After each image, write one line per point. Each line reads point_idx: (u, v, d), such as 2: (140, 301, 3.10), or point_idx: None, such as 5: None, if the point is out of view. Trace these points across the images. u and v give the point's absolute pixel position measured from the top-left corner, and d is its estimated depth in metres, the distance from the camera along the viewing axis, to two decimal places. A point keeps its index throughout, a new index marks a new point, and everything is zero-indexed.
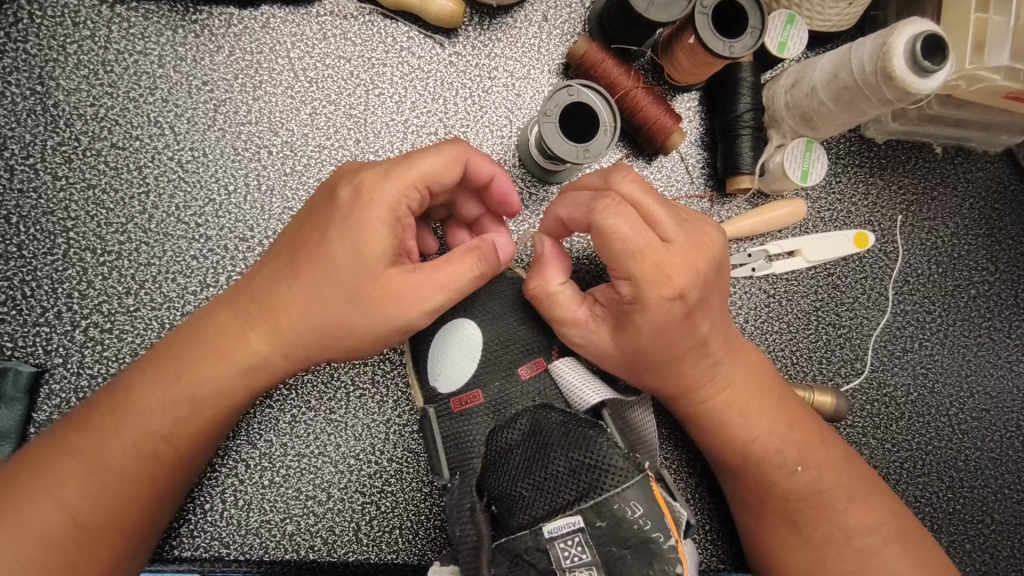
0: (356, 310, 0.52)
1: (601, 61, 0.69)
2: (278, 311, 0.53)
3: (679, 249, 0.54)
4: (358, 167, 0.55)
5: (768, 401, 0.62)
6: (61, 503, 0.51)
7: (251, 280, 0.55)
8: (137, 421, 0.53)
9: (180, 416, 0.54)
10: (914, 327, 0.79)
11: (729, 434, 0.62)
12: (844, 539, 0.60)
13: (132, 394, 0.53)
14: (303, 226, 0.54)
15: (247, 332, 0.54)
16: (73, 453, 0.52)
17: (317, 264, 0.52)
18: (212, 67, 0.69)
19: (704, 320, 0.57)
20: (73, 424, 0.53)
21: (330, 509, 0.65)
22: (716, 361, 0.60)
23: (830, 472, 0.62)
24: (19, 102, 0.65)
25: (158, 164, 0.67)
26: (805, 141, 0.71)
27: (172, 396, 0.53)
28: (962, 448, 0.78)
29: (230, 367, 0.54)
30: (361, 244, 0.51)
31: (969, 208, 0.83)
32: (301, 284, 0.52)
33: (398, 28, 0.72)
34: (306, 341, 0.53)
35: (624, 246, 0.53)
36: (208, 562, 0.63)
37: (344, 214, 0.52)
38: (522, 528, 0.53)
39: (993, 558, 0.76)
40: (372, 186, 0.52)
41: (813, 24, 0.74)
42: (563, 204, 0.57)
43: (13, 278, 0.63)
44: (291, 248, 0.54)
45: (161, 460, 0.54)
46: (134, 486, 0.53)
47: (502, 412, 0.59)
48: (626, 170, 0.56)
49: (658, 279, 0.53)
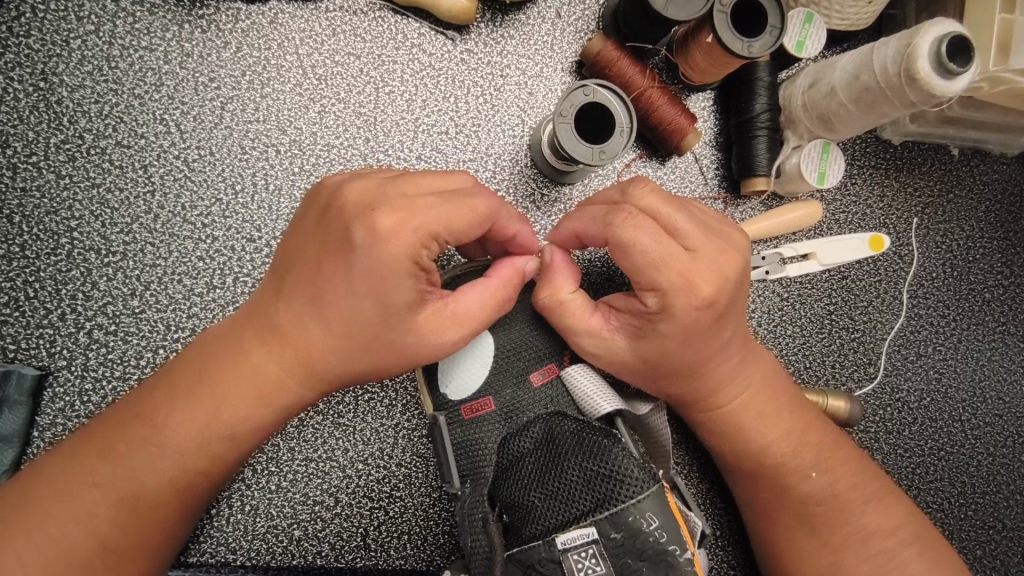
0: (386, 350, 0.50)
1: (616, 60, 0.68)
2: (300, 341, 0.51)
3: (704, 258, 0.53)
4: (379, 194, 0.49)
5: (785, 405, 0.61)
6: (90, 527, 0.50)
7: (269, 308, 0.52)
8: (170, 458, 0.51)
9: (214, 452, 0.52)
10: (929, 331, 0.78)
11: (745, 439, 0.61)
12: (860, 542, 0.59)
13: (161, 426, 0.51)
14: (322, 257, 0.50)
15: (274, 368, 0.52)
16: (101, 484, 0.50)
17: (342, 304, 0.49)
18: (219, 63, 0.67)
19: (727, 326, 0.56)
20: (94, 446, 0.51)
21: (337, 514, 0.64)
22: (734, 365, 0.59)
23: (846, 475, 0.61)
24: (21, 98, 0.64)
25: (164, 163, 0.65)
26: (822, 142, 0.70)
27: (204, 434, 0.52)
28: (975, 454, 0.77)
29: (262, 406, 0.52)
30: (390, 285, 0.48)
31: (985, 210, 0.81)
32: (328, 322, 0.50)
33: (409, 24, 0.71)
34: (332, 376, 0.52)
35: (646, 258, 0.52)
36: (214, 568, 0.62)
37: (369, 259, 0.48)
38: (535, 539, 0.52)
39: (1004, 564, 0.75)
40: (400, 229, 0.48)
41: (830, 23, 0.73)
42: (578, 218, 0.57)
43: (16, 278, 0.62)
44: (310, 279, 0.50)
45: (191, 490, 0.53)
46: (167, 514, 0.52)
47: (513, 420, 0.58)
48: (643, 182, 0.55)
49: (683, 290, 0.52)
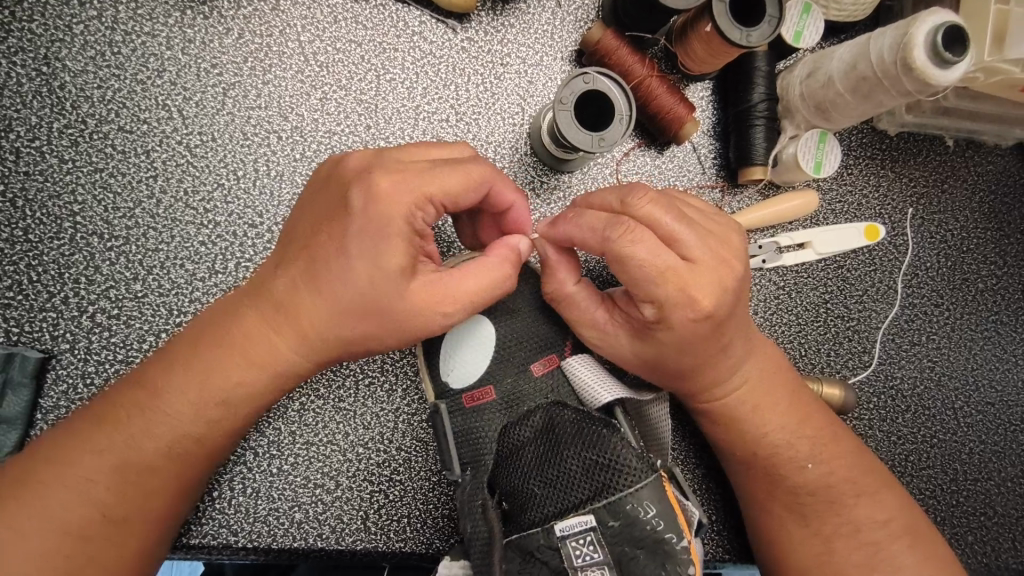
0: (381, 319, 0.50)
1: (616, 49, 0.68)
2: (296, 312, 0.51)
3: (705, 268, 0.54)
4: (373, 165, 0.51)
5: (783, 400, 0.62)
6: (87, 496, 0.50)
7: (266, 278, 0.53)
8: (163, 422, 0.52)
9: (208, 417, 0.53)
10: (922, 320, 0.79)
11: (741, 431, 0.62)
12: (851, 532, 0.60)
13: (158, 393, 0.52)
14: (318, 225, 0.51)
15: (270, 336, 0.52)
16: (99, 452, 0.51)
17: (338, 273, 0.50)
18: (221, 49, 0.68)
19: (729, 329, 0.57)
20: (94, 419, 0.52)
21: (338, 497, 0.65)
22: (735, 360, 0.60)
23: (839, 467, 0.62)
24: (24, 82, 0.64)
25: (166, 148, 0.66)
26: (820, 132, 0.72)
27: (200, 399, 0.53)
28: (967, 441, 0.78)
29: (256, 374, 0.53)
30: (381, 248, 0.49)
31: (979, 201, 0.82)
32: (322, 292, 0.50)
33: (410, 12, 0.71)
34: (329, 347, 0.52)
35: (645, 271, 0.52)
36: (216, 549, 0.63)
37: (362, 225, 0.49)
38: (534, 525, 0.53)
39: (995, 550, 0.76)
40: (394, 188, 0.50)
41: (828, 14, 0.74)
42: (574, 222, 0.56)
43: (19, 262, 0.62)
44: (306, 248, 0.51)
45: (188, 457, 0.54)
46: (163, 483, 0.53)
47: (515, 408, 0.60)
48: (642, 190, 0.55)
49: (683, 302, 0.53)
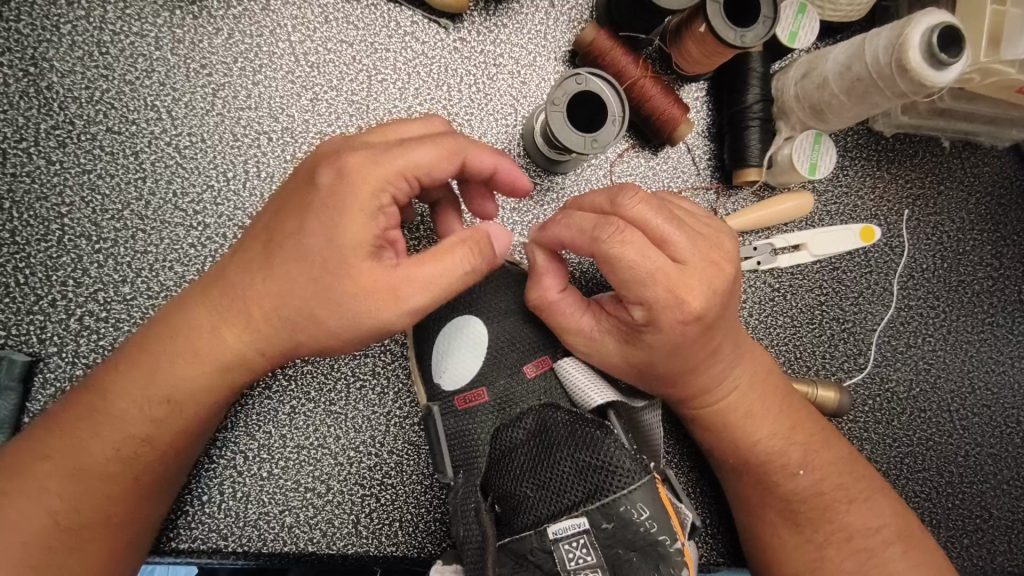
0: (331, 307, 0.49)
1: (610, 49, 0.67)
2: (250, 306, 0.50)
3: (694, 270, 0.53)
4: (338, 151, 0.51)
5: (776, 406, 0.62)
6: (43, 504, 0.50)
7: (221, 271, 0.52)
8: (115, 425, 0.52)
9: (158, 417, 0.52)
10: (918, 322, 0.79)
11: (731, 437, 0.61)
12: (843, 540, 0.59)
13: (107, 394, 0.52)
14: (278, 216, 0.51)
15: (217, 329, 0.51)
16: (51, 457, 0.51)
17: (293, 260, 0.49)
18: (210, 50, 0.67)
19: (719, 333, 0.56)
20: (49, 425, 0.52)
21: (329, 501, 0.64)
22: (726, 366, 0.59)
23: (833, 475, 0.61)
24: (11, 83, 0.63)
25: (155, 149, 0.65)
26: (815, 133, 0.71)
27: (147, 396, 0.52)
28: (963, 444, 0.78)
29: (206, 371, 0.52)
30: (339, 238, 0.48)
31: (975, 203, 0.82)
32: (276, 284, 0.50)
33: (402, 13, 0.71)
34: (280, 337, 0.51)
35: (635, 273, 0.52)
36: (206, 554, 0.62)
37: (321, 211, 0.49)
38: (526, 529, 0.53)
39: (991, 553, 0.76)
40: (361, 173, 0.49)
41: (824, 14, 0.73)
42: (563, 222, 0.56)
43: (6, 265, 0.61)
44: (263, 240, 0.51)
45: (143, 461, 0.53)
46: (120, 487, 0.52)
47: (507, 410, 0.59)
48: (634, 191, 0.55)
49: (672, 305, 0.52)
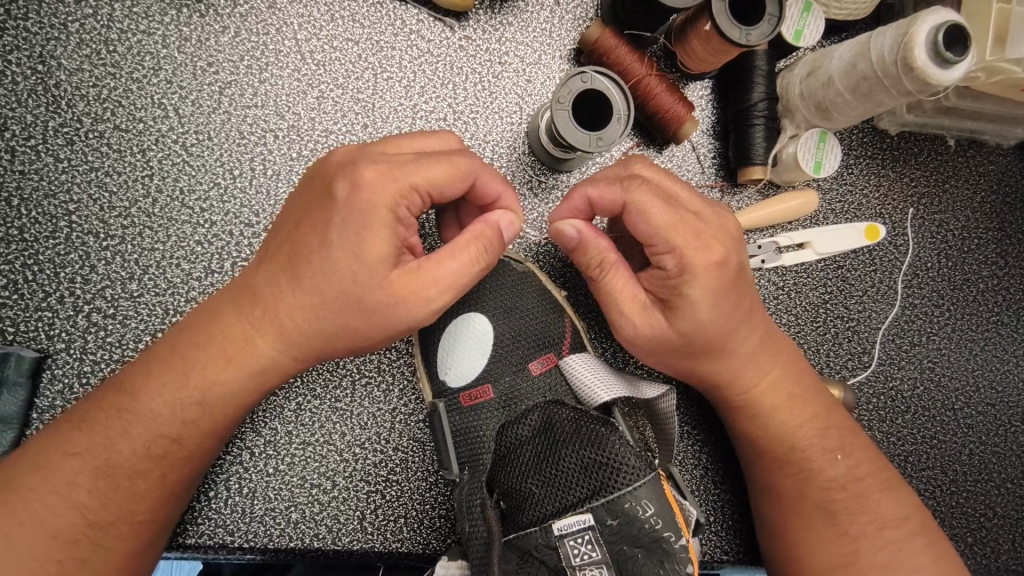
0: (363, 316, 0.50)
1: (614, 47, 0.68)
2: (279, 311, 0.51)
3: (710, 217, 0.54)
4: (355, 159, 0.51)
5: (804, 379, 0.62)
6: (71, 500, 0.51)
7: (248, 278, 0.53)
8: (144, 424, 0.52)
9: (189, 418, 0.53)
10: (923, 321, 0.79)
11: (773, 421, 0.61)
12: (876, 531, 0.59)
13: (137, 396, 0.52)
14: (300, 223, 0.51)
15: (249, 334, 0.52)
16: (80, 454, 0.51)
17: (320, 268, 0.49)
18: (217, 48, 0.67)
19: (746, 292, 0.56)
20: (75, 421, 0.52)
21: (335, 497, 0.64)
22: (759, 338, 0.59)
23: (863, 463, 0.62)
24: (20, 81, 0.64)
25: (162, 147, 0.65)
26: (819, 133, 0.71)
27: (178, 398, 0.52)
28: (966, 443, 0.78)
29: (237, 372, 0.53)
30: (363, 248, 0.49)
31: (981, 201, 0.82)
32: (304, 291, 0.50)
33: (407, 11, 0.71)
34: (310, 344, 0.52)
35: (661, 219, 0.53)
36: (213, 549, 0.62)
37: (345, 219, 0.49)
38: (531, 525, 0.53)
39: (994, 551, 0.76)
40: (378, 188, 0.49)
41: (829, 12, 0.73)
42: (592, 184, 0.56)
43: (14, 261, 0.62)
44: (288, 247, 0.51)
45: (171, 459, 0.53)
46: (148, 486, 0.53)
47: (511, 407, 0.60)
48: (644, 161, 0.57)
49: (701, 247, 0.53)
